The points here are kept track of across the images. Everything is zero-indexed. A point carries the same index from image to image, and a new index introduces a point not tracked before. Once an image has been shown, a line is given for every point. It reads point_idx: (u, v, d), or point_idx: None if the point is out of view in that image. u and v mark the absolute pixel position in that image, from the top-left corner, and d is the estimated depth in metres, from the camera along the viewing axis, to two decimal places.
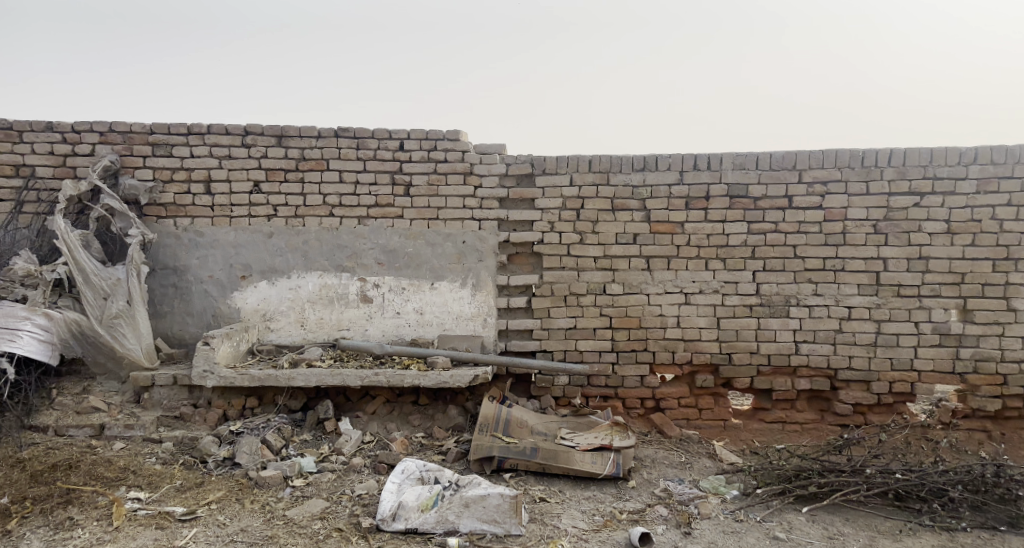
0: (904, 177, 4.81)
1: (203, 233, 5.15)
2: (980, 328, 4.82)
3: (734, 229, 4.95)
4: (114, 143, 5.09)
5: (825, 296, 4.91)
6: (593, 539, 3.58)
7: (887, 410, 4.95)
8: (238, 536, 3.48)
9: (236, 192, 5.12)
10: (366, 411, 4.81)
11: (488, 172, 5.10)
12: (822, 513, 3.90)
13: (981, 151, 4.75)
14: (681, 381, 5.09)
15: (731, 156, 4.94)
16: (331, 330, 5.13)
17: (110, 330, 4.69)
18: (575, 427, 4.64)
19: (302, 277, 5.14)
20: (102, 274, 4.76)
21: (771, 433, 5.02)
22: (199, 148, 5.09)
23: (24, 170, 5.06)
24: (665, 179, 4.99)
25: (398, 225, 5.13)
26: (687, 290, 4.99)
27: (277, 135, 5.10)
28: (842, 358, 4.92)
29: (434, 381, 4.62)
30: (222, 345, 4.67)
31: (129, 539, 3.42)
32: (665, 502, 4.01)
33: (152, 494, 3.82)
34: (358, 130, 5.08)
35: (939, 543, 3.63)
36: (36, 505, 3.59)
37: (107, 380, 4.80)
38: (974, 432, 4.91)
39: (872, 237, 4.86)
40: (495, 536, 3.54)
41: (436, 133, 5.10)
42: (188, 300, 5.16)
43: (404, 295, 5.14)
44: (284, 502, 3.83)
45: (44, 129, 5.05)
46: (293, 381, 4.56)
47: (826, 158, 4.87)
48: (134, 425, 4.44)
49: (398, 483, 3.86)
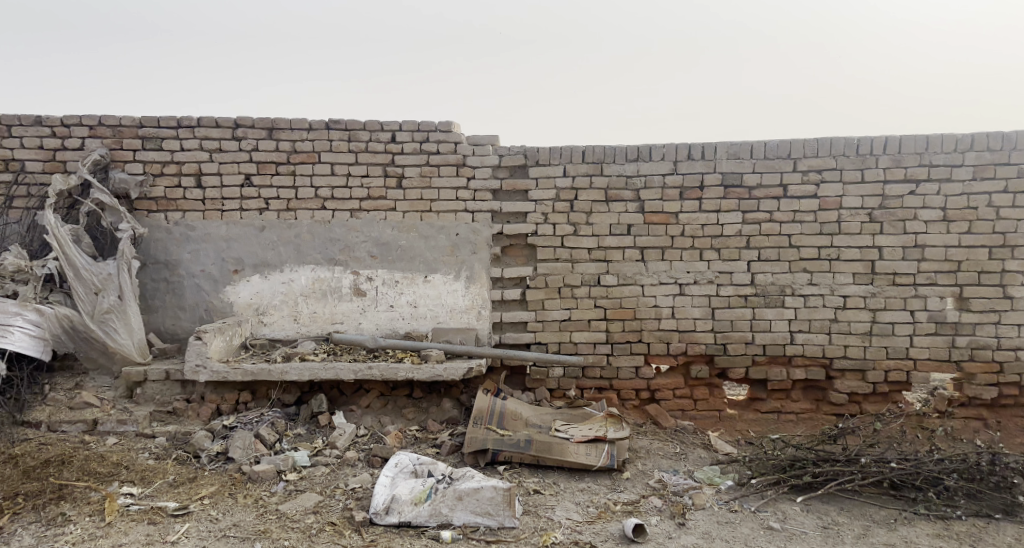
0: (899, 165, 4.78)
1: (194, 227, 5.12)
2: (976, 316, 4.80)
3: (729, 220, 4.92)
4: (103, 137, 5.05)
5: (820, 286, 4.88)
6: (588, 531, 3.57)
7: (882, 399, 4.94)
8: (231, 531, 3.47)
9: (227, 185, 5.08)
10: (360, 405, 4.79)
11: (481, 164, 5.07)
12: (817, 503, 3.89)
13: (977, 137, 4.71)
14: (676, 371, 5.08)
15: (726, 145, 4.91)
16: (324, 323, 5.11)
17: (102, 325, 4.68)
18: (570, 419, 4.62)
19: (295, 271, 5.11)
20: (93, 269, 4.73)
21: (766, 424, 5.01)
22: (190, 141, 5.05)
23: (14, 165, 5.02)
24: (659, 169, 4.96)
25: (391, 218, 5.10)
26: (682, 281, 4.97)
27: (268, 128, 5.05)
28: (838, 348, 4.90)
29: (428, 374, 4.60)
30: (215, 339, 4.62)
31: (121, 535, 3.40)
32: (660, 493, 4.00)
33: (145, 489, 3.81)
34: (350, 122, 5.04)
35: (934, 532, 3.62)
36: (28, 502, 3.58)
37: (100, 375, 4.78)
38: (970, 420, 4.90)
39: (867, 226, 4.83)
40: (489, 528, 3.54)
41: (428, 125, 5.06)
42: (181, 295, 5.13)
43: (398, 288, 5.12)
44: (277, 496, 3.82)
45: (33, 123, 5.01)
46: (286, 376, 4.54)
47: (821, 146, 4.84)
48: (127, 421, 4.40)
49: (391, 476, 3.82)
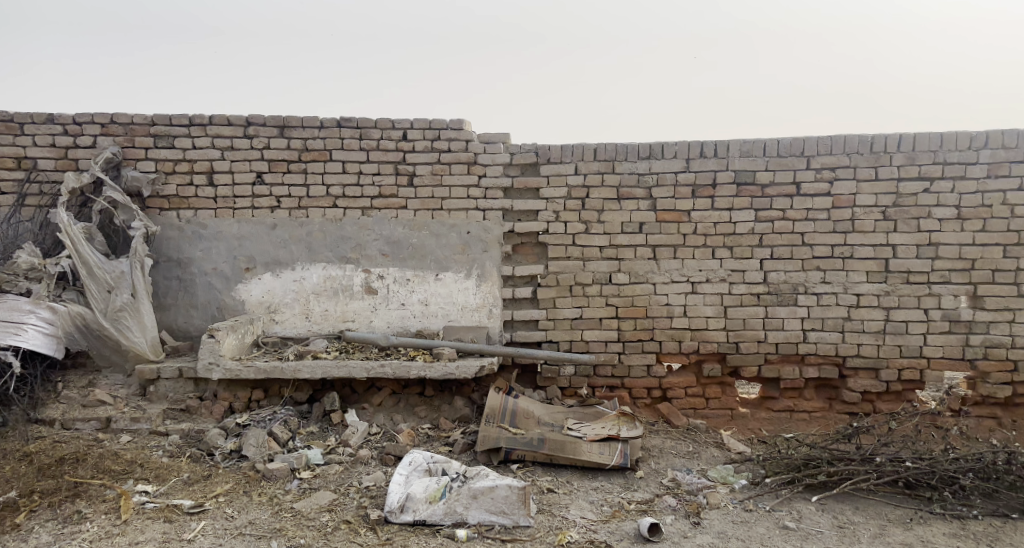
0: (913, 163, 4.75)
1: (206, 225, 5.12)
2: (990, 314, 4.78)
3: (741, 218, 4.90)
4: (115, 135, 5.05)
5: (833, 284, 4.87)
6: (603, 530, 3.57)
7: (896, 398, 4.92)
8: (246, 529, 3.48)
9: (239, 184, 5.09)
10: (372, 403, 4.80)
11: (492, 162, 5.06)
12: (832, 502, 3.88)
13: (992, 134, 4.69)
14: (688, 370, 5.07)
15: (739, 143, 4.89)
16: (335, 322, 5.11)
17: (115, 323, 4.69)
18: (582, 418, 4.62)
19: (306, 269, 5.11)
20: (106, 267, 4.75)
21: (779, 422, 5.00)
22: (202, 139, 5.05)
23: (26, 163, 5.03)
24: (671, 166, 4.94)
25: (402, 217, 5.10)
26: (694, 280, 4.95)
27: (279, 126, 5.05)
28: (851, 346, 4.88)
29: (440, 372, 4.60)
30: (228, 337, 4.62)
31: (137, 533, 3.41)
32: (674, 492, 3.99)
33: (160, 487, 3.81)
34: (361, 120, 5.03)
35: (950, 531, 3.61)
36: (44, 499, 3.59)
37: (112, 373, 4.79)
38: (984, 419, 4.89)
39: (881, 224, 4.81)
40: (504, 527, 3.54)
41: (439, 122, 5.05)
42: (192, 293, 5.14)
43: (409, 286, 5.12)
44: (292, 494, 3.82)
45: (45, 121, 5.02)
46: (299, 374, 4.55)
47: (835, 144, 4.81)
48: (140, 419, 4.41)
49: (405, 474, 3.82)
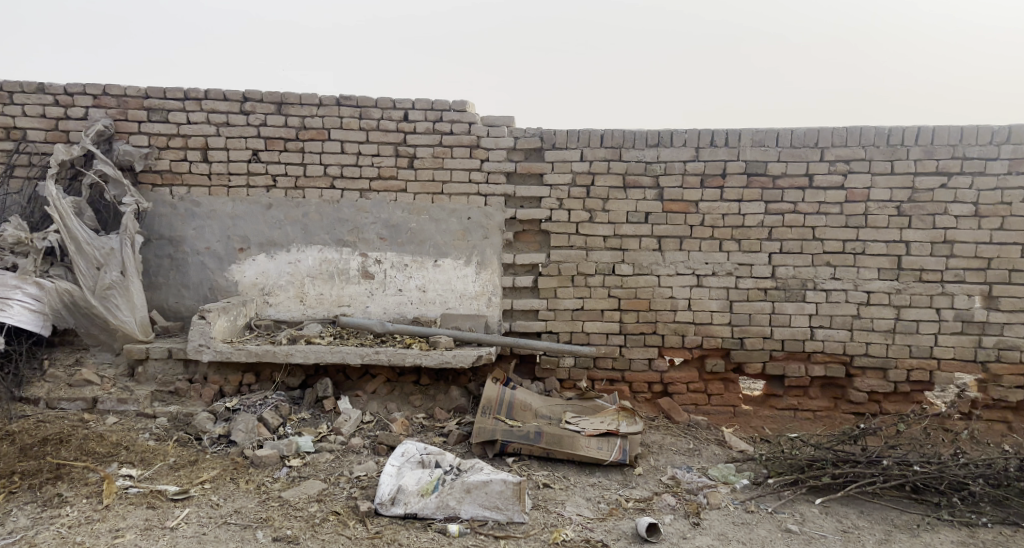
0: (931, 157, 4.60)
1: (200, 203, 4.99)
2: (1005, 316, 4.65)
3: (751, 210, 4.76)
4: (107, 107, 4.90)
5: (844, 280, 4.73)
6: (599, 528, 3.46)
7: (904, 399, 4.80)
8: (232, 517, 3.37)
9: (234, 161, 4.94)
10: (365, 390, 4.67)
11: (495, 146, 4.91)
12: (836, 505, 3.77)
13: (1014, 129, 4.53)
14: (691, 364, 4.94)
15: (752, 133, 4.73)
16: (331, 306, 4.98)
17: (104, 301, 4.55)
18: (581, 411, 4.50)
19: (301, 251, 4.98)
20: (95, 244, 4.59)
21: (782, 421, 4.88)
22: (196, 114, 4.90)
23: (16, 133, 4.88)
24: (680, 155, 4.79)
25: (401, 200, 4.96)
26: (700, 272, 4.82)
27: (277, 102, 4.90)
28: (859, 345, 4.75)
29: (436, 360, 4.45)
30: (219, 318, 4.49)
31: (118, 519, 3.30)
32: (673, 490, 3.88)
33: (144, 471, 3.70)
34: (362, 98, 4.87)
35: (958, 539, 3.50)
36: (25, 481, 3.48)
37: (100, 352, 4.66)
38: (995, 423, 4.77)
39: (894, 220, 4.66)
40: (497, 523, 3.42)
41: (442, 103, 4.89)
42: (184, 273, 5.01)
43: (407, 271, 4.98)
44: (280, 483, 3.71)
45: (35, 90, 4.86)
46: (291, 358, 4.42)
47: (850, 136, 4.65)
48: (127, 400, 4.30)
49: (397, 466, 3.70)
